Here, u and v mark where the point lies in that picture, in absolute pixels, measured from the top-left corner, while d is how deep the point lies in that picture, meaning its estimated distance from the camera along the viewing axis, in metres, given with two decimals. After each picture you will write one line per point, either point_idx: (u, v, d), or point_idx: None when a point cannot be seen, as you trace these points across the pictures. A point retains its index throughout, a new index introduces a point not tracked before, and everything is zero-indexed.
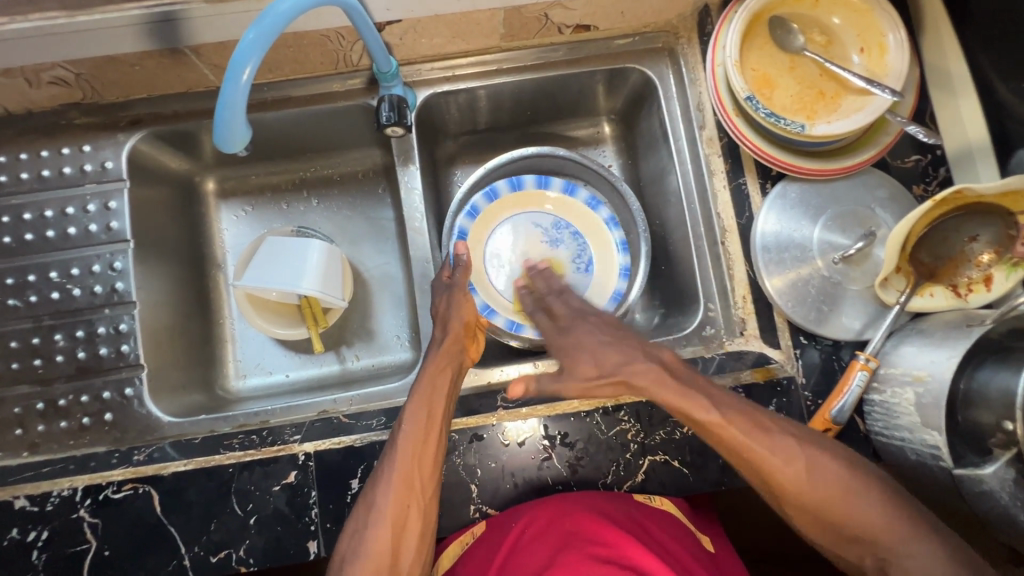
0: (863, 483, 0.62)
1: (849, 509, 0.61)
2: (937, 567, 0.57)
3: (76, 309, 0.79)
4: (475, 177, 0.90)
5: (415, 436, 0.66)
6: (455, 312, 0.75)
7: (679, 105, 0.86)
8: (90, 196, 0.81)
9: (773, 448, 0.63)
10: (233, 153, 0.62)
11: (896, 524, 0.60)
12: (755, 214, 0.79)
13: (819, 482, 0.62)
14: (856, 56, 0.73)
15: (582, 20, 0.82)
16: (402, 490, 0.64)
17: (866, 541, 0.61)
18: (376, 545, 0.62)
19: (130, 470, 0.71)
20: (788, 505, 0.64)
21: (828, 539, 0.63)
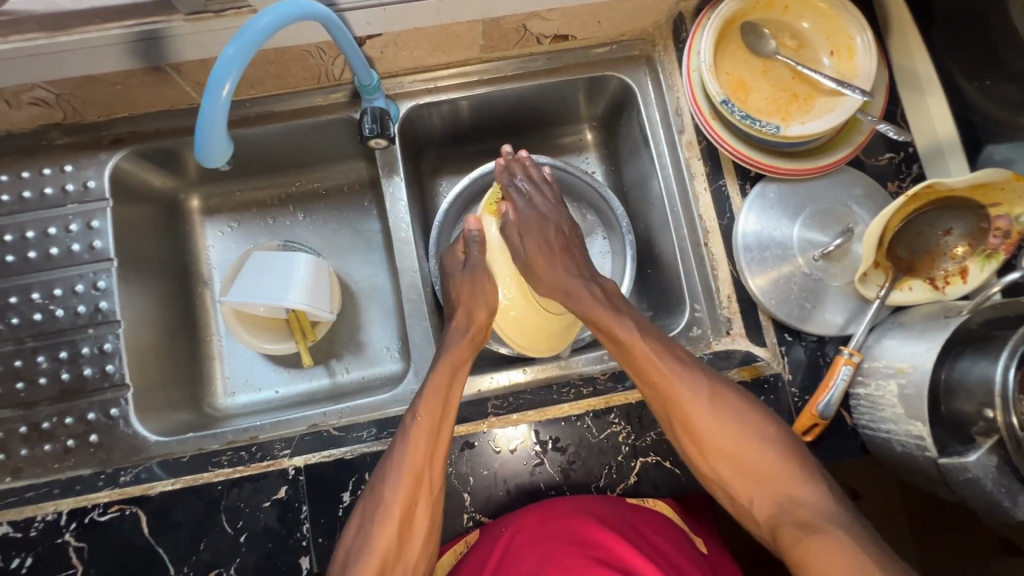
0: (766, 427, 0.68)
1: (752, 445, 0.66)
2: (825, 500, 0.63)
3: (59, 330, 0.78)
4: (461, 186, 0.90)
5: (431, 420, 0.68)
6: (479, 300, 0.79)
7: (658, 111, 0.88)
8: (71, 215, 0.81)
9: (680, 375, 0.69)
10: (216, 168, 0.62)
11: (789, 463, 0.66)
12: (736, 214, 0.81)
13: (699, 395, 0.68)
14: (827, 59, 0.75)
15: (560, 31, 0.83)
16: (410, 484, 0.65)
17: (760, 481, 0.66)
18: (380, 544, 0.63)
19: (116, 491, 0.69)
20: (682, 428, 0.68)
21: (726, 475, 0.68)
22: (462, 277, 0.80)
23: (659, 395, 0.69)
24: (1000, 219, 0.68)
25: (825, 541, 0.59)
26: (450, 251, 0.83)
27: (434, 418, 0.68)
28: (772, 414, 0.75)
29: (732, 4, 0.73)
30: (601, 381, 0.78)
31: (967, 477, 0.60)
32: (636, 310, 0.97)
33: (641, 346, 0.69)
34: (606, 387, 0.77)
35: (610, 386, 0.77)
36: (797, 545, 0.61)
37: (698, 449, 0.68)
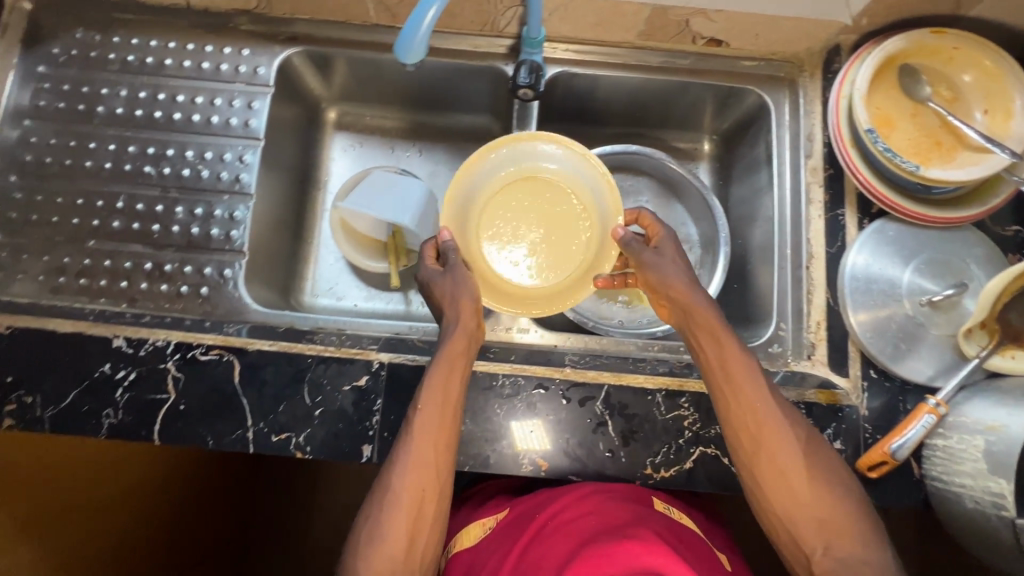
0: (833, 467, 0.65)
1: (830, 489, 0.63)
2: (885, 558, 0.61)
3: (200, 188, 0.85)
4: None
5: (430, 419, 0.66)
6: (466, 291, 0.71)
7: (790, 132, 0.90)
8: (237, 93, 0.88)
9: (759, 387, 0.66)
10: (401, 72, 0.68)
11: (856, 516, 0.62)
12: (847, 246, 0.82)
13: (760, 416, 0.65)
14: (980, 115, 0.76)
15: (717, 35, 0.87)
16: (416, 480, 0.65)
17: (810, 513, 0.62)
18: (392, 534, 0.62)
19: (221, 338, 0.75)
20: (762, 462, 0.65)
21: (792, 515, 0.63)
22: (440, 279, 0.73)
23: (727, 388, 0.67)
24: None
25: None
26: (423, 259, 0.76)
27: (441, 414, 0.66)
28: (839, 442, 0.75)
29: (899, 43, 0.75)
30: (677, 365, 0.79)
31: None
32: None
33: (744, 367, 0.67)
34: (682, 372, 0.78)
35: (687, 372, 0.78)
36: None
37: (760, 470, 0.65)
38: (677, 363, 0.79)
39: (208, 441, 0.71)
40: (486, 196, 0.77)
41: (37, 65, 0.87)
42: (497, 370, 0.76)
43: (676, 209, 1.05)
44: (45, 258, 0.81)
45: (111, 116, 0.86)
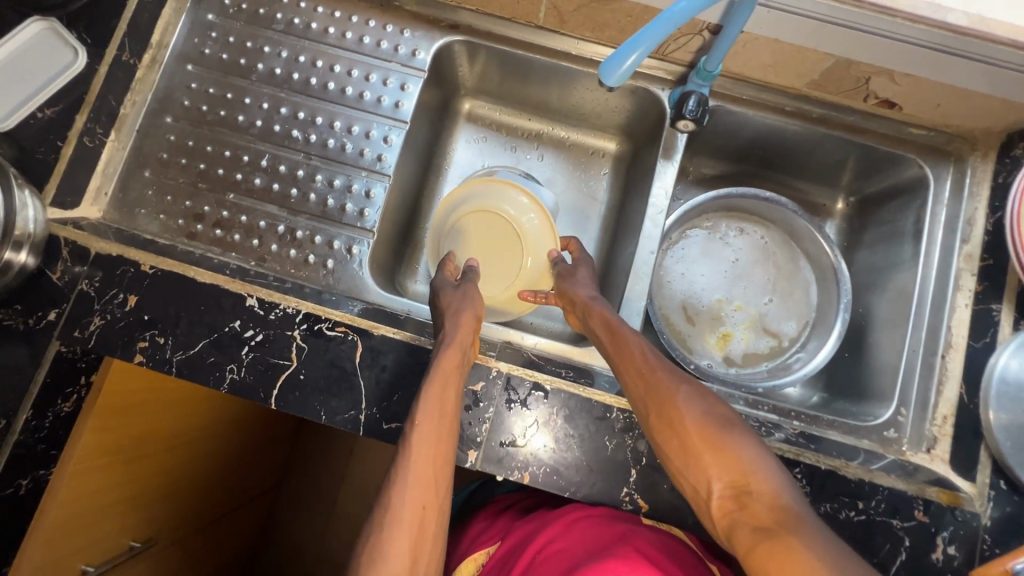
0: (696, 399, 0.64)
1: (682, 419, 0.62)
2: (786, 494, 0.54)
3: (342, 161, 0.86)
4: (708, 197, 0.96)
5: (430, 433, 0.66)
6: (466, 305, 0.76)
7: (946, 211, 0.85)
8: (392, 73, 0.88)
9: (636, 343, 0.71)
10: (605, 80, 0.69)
11: (747, 449, 0.58)
12: (997, 345, 0.77)
13: (646, 369, 0.68)
14: None
15: (893, 98, 0.83)
16: (415, 489, 0.63)
17: (722, 460, 0.58)
18: (396, 554, 0.58)
19: (347, 316, 0.75)
20: (651, 410, 0.66)
21: (689, 461, 0.61)
22: (450, 292, 0.79)
23: (615, 358, 0.72)
24: None
25: (791, 546, 0.47)
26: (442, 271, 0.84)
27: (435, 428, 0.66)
28: (954, 547, 0.71)
29: None
30: (791, 433, 0.78)
31: None
32: (809, 384, 0.97)
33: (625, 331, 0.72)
34: (798, 440, 0.77)
35: (802, 442, 0.76)
36: (749, 546, 0.50)
37: (666, 430, 0.64)
38: (793, 430, 0.78)
39: (320, 415, 0.71)
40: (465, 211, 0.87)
41: (208, 14, 0.88)
42: (612, 403, 0.74)
43: (796, 292, 1.00)
44: (186, 204, 0.83)
45: (269, 75, 0.87)
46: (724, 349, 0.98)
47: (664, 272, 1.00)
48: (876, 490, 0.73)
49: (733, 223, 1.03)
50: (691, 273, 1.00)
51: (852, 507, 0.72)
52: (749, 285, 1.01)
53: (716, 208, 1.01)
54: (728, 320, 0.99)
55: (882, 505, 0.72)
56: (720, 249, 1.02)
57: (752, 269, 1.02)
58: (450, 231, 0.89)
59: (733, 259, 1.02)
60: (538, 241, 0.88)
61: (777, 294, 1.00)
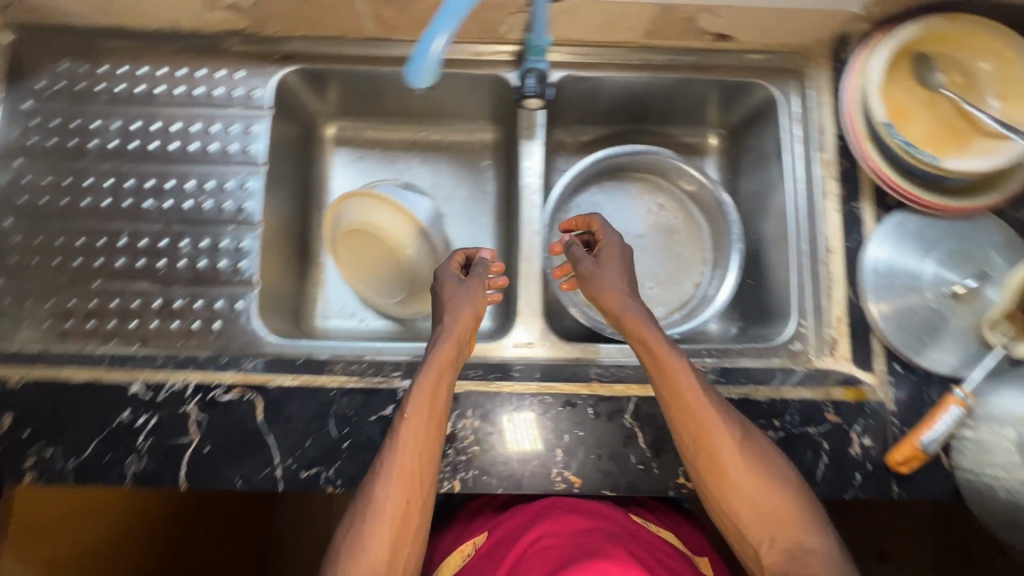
0: (763, 450, 0.70)
1: (733, 465, 0.68)
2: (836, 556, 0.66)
3: (205, 220, 0.83)
4: (588, 163, 0.97)
5: (418, 427, 0.67)
6: (467, 302, 0.78)
7: (799, 125, 0.89)
8: (235, 118, 0.86)
9: (684, 374, 0.70)
10: (413, 81, 0.59)
11: (798, 511, 0.67)
12: (866, 239, 0.81)
13: (715, 416, 0.69)
14: (994, 101, 0.75)
15: (722, 30, 0.85)
16: (402, 485, 0.66)
17: (789, 529, 0.67)
18: (375, 546, 0.64)
19: (241, 376, 0.73)
20: (699, 449, 0.69)
21: (729, 506, 0.69)
22: (454, 286, 0.81)
23: (659, 377, 0.71)
24: None
25: None
26: (447, 260, 0.85)
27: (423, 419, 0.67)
28: (868, 438, 0.75)
29: (913, 30, 0.74)
30: (701, 372, 0.79)
31: None
32: (725, 317, 0.99)
33: (678, 365, 0.70)
34: (708, 378, 0.78)
35: (713, 379, 0.78)
36: None
37: (703, 463, 0.69)
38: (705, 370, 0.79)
39: (236, 482, 0.70)
40: (343, 234, 0.90)
41: (23, 102, 0.84)
42: (524, 391, 0.75)
43: (682, 284, 1.01)
44: (49, 304, 0.79)
45: (105, 151, 0.84)
46: None
47: (575, 213, 1.02)
48: (788, 405, 0.76)
49: (651, 188, 1.05)
50: None
51: (770, 426, 0.75)
52: (642, 253, 1.02)
53: (641, 173, 1.04)
54: None
55: (796, 417, 0.76)
56: (634, 206, 1.04)
57: (656, 241, 1.03)
58: (344, 251, 0.91)
59: (643, 215, 1.04)
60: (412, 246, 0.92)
61: (661, 285, 1.01)
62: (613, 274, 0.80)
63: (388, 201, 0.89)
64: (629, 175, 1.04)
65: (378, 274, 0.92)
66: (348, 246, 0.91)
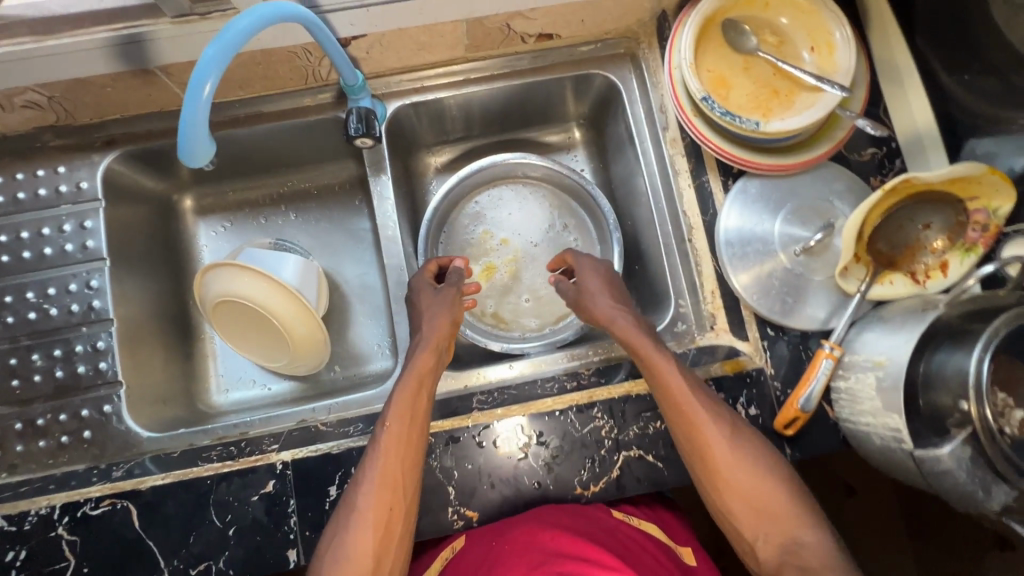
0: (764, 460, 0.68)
1: (729, 472, 0.67)
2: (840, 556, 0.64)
3: (53, 328, 0.79)
4: (463, 173, 0.96)
5: (398, 433, 0.67)
6: (446, 310, 0.78)
7: (642, 108, 0.88)
8: (65, 216, 0.82)
9: (687, 393, 0.69)
10: (196, 164, 0.57)
11: (803, 515, 0.66)
12: (717, 211, 0.82)
13: (697, 415, 0.69)
14: (807, 54, 0.75)
15: (544, 30, 0.84)
16: (384, 492, 0.65)
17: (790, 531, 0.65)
18: (358, 551, 0.63)
19: (107, 486, 0.71)
20: (699, 461, 0.69)
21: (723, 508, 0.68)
22: (429, 295, 0.80)
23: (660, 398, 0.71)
24: (979, 213, 0.69)
25: None
26: (420, 269, 0.84)
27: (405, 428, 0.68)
28: (754, 407, 0.75)
29: (711, 2, 0.74)
30: (585, 376, 0.78)
31: (942, 468, 0.60)
32: None
33: (668, 376, 0.70)
34: (588, 380, 0.78)
35: (595, 380, 0.78)
36: None
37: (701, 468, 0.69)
38: (586, 371, 0.79)
39: None
40: (212, 307, 0.87)
41: None
42: None
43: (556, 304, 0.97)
44: None
45: None
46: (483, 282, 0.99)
47: (483, 210, 1.02)
48: None
49: (558, 196, 1.02)
50: (497, 214, 1.02)
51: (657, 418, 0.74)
52: (531, 261, 1.00)
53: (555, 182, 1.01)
54: (493, 254, 1.00)
55: None
56: (538, 212, 1.02)
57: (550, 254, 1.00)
58: (219, 319, 0.88)
59: (546, 219, 1.02)
60: (284, 316, 0.86)
61: (536, 302, 0.98)
62: (597, 289, 0.83)
63: (262, 276, 0.84)
64: (545, 184, 1.02)
65: (257, 340, 0.90)
66: (219, 315, 0.88)
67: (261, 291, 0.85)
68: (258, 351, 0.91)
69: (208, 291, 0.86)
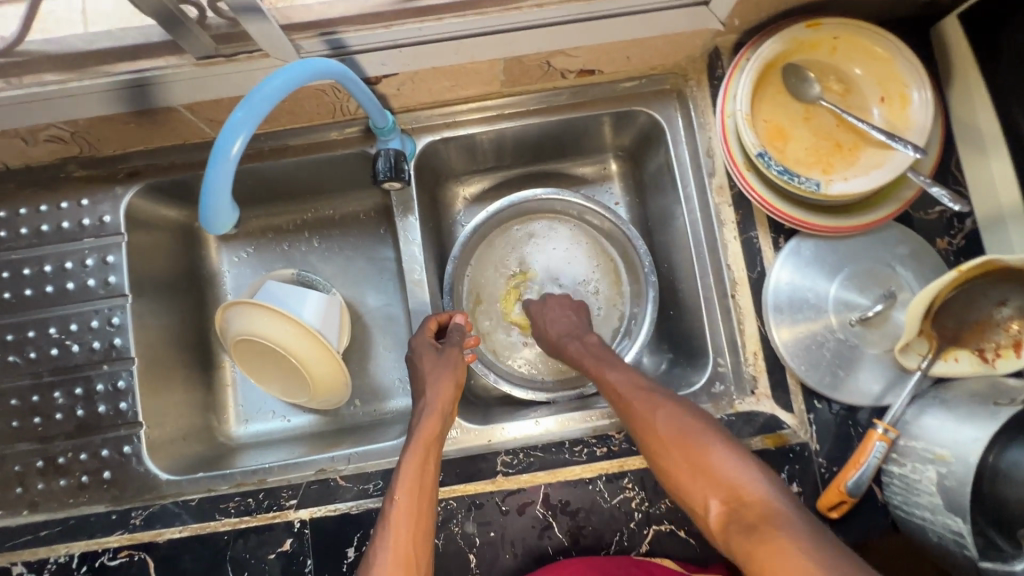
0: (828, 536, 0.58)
1: None
2: None
3: (75, 365, 0.78)
4: (501, 205, 0.91)
5: (407, 507, 0.61)
6: (448, 370, 0.74)
7: (687, 150, 0.83)
8: (88, 250, 0.80)
9: (733, 465, 0.59)
10: (218, 230, 0.54)
11: None
12: (767, 268, 0.76)
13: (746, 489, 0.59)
14: (877, 107, 0.68)
15: (585, 66, 0.79)
16: (398, 574, 0.57)
17: None
18: None
19: (126, 537, 0.72)
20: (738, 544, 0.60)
21: None
22: (433, 356, 0.75)
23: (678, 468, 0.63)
24: None
25: None
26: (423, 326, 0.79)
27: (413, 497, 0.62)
28: (796, 484, 0.71)
29: (773, 46, 0.68)
30: (615, 442, 0.73)
31: None
32: (656, 351, 0.92)
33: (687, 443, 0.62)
34: (619, 447, 0.73)
35: (626, 447, 0.73)
36: None
37: None
38: (616, 436, 0.74)
39: None
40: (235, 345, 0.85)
41: None
42: None
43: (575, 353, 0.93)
44: None
45: None
46: (505, 308, 0.96)
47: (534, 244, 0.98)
48: None
49: (603, 245, 0.97)
50: (546, 247, 0.98)
51: None
52: None
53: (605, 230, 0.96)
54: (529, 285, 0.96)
55: None
56: (582, 259, 0.97)
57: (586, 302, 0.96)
58: (241, 354, 0.86)
59: (582, 273, 0.97)
60: (304, 357, 0.84)
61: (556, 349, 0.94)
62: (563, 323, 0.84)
63: (284, 318, 0.82)
64: (596, 232, 0.97)
65: (277, 377, 0.88)
66: (240, 351, 0.86)
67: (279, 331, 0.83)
68: (275, 387, 0.89)
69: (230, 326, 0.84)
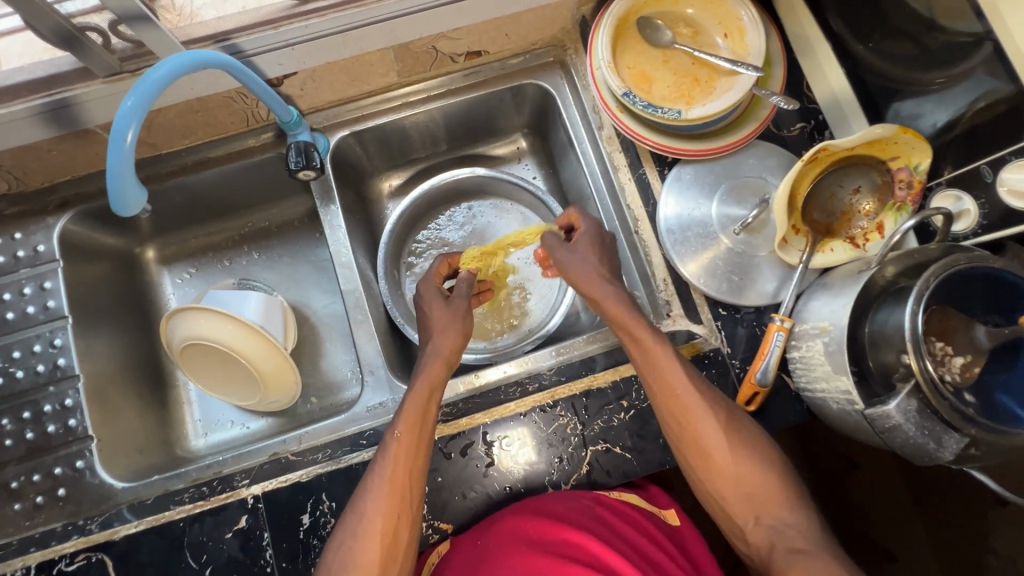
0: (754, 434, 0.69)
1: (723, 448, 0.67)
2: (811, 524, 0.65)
3: (22, 390, 0.81)
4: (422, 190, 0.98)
5: (408, 446, 0.67)
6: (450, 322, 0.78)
7: (577, 110, 0.91)
8: (25, 280, 0.84)
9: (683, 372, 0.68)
10: (125, 213, 0.61)
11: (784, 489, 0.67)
12: (658, 200, 0.84)
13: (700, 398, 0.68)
14: (721, 41, 0.78)
15: (470, 48, 0.87)
16: (391, 500, 0.64)
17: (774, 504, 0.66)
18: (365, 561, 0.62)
19: (83, 541, 0.74)
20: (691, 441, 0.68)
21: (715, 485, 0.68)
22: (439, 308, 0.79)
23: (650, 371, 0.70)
24: (903, 170, 0.72)
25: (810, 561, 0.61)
26: (428, 277, 0.84)
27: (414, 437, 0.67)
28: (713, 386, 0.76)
29: (623, 3, 0.77)
30: (546, 377, 0.78)
31: (891, 425, 0.59)
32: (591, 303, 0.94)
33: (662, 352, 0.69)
34: (550, 380, 0.77)
35: (556, 379, 0.77)
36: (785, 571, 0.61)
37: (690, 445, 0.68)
38: (547, 370, 0.78)
39: None
40: (182, 350, 0.88)
41: None
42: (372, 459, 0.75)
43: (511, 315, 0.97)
44: None
45: None
46: None
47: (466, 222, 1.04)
48: (631, 382, 0.76)
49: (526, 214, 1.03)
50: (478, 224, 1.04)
51: (620, 409, 0.75)
52: None
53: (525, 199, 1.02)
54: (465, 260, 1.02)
55: (643, 391, 0.76)
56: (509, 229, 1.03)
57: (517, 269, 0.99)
58: (189, 359, 0.89)
59: None
60: (251, 354, 0.88)
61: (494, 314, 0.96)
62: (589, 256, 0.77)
63: (227, 317, 0.86)
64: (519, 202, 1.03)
65: (225, 378, 0.91)
66: (184, 355, 0.89)
67: (228, 331, 0.86)
68: (225, 389, 0.92)
69: (178, 332, 0.87)
